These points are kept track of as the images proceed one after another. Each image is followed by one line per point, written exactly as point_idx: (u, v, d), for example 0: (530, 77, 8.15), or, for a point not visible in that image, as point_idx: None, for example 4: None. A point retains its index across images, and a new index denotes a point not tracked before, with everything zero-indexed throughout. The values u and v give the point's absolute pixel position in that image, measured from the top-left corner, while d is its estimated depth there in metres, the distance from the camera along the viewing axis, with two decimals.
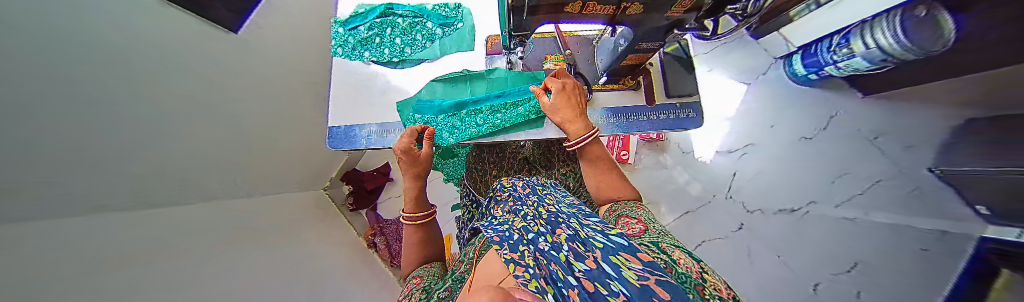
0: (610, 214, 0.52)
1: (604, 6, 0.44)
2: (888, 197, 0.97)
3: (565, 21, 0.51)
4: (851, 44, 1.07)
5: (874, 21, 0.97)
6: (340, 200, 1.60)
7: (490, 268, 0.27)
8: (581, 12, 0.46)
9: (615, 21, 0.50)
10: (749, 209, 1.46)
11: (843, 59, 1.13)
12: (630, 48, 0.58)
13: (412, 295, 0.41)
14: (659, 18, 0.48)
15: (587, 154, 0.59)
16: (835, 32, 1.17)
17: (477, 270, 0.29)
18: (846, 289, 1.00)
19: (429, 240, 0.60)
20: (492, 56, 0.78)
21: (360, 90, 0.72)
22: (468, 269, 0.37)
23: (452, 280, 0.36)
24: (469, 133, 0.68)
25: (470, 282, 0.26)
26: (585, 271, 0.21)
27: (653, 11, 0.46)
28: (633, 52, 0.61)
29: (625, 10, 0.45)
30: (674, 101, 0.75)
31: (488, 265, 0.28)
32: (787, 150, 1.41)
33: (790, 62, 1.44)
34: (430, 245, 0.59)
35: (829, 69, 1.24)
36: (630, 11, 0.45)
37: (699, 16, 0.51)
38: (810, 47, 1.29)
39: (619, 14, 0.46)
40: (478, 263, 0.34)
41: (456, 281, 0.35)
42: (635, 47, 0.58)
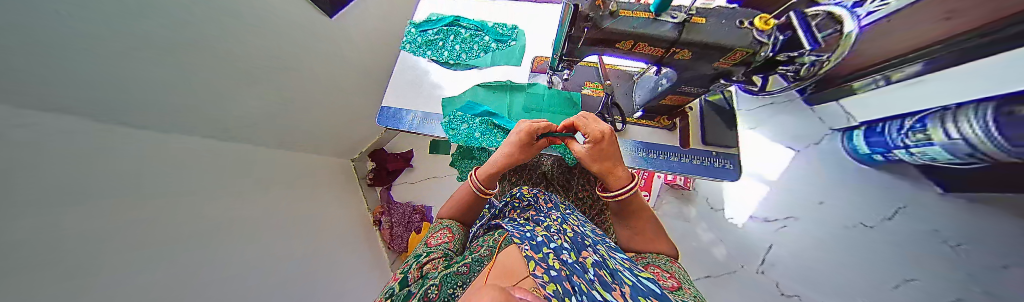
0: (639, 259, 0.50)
1: (653, 48, 0.47)
2: None
3: (612, 55, 0.54)
4: (928, 129, 0.96)
5: (961, 110, 0.86)
6: (362, 173, 1.71)
7: (511, 262, 0.29)
8: (630, 49, 0.49)
9: (662, 62, 0.52)
10: (785, 292, 1.25)
11: (916, 144, 1.01)
12: (670, 89, 0.58)
13: (432, 254, 0.41)
14: (703, 66, 0.50)
15: (631, 206, 0.55)
16: (910, 114, 1.06)
17: (496, 262, 0.31)
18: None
19: (469, 211, 0.60)
20: (536, 74, 0.84)
21: (416, 81, 0.81)
22: (489, 252, 0.37)
23: (472, 259, 0.37)
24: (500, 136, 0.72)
25: (488, 271, 0.29)
26: (613, 300, 0.21)
27: (703, 58, 0.47)
28: (673, 93, 0.61)
29: (674, 54, 0.47)
30: (710, 147, 0.73)
31: (508, 259, 0.30)
32: (837, 233, 1.25)
33: (851, 137, 1.31)
34: (469, 212, 0.60)
35: (899, 153, 1.10)
36: (679, 56, 0.48)
37: (746, 72, 0.52)
38: (876, 124, 1.17)
39: (667, 57, 0.49)
40: (499, 252, 0.35)
41: (476, 261, 0.35)
42: (676, 89, 0.59)
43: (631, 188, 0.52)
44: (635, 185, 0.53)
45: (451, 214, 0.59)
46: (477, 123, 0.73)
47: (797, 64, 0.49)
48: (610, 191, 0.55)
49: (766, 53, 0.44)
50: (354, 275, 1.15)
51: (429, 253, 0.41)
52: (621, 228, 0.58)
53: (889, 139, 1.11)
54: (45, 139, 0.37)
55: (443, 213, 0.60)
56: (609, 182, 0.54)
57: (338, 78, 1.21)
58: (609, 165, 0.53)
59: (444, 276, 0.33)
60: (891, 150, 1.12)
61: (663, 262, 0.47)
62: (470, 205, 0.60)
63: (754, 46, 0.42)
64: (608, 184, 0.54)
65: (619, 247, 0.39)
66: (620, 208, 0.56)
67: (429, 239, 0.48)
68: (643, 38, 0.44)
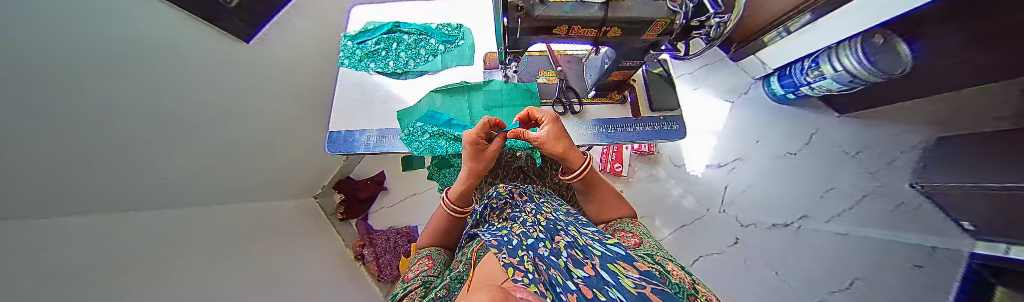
0: (608, 228, 0.54)
1: (588, 29, 0.49)
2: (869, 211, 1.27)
3: (555, 41, 0.56)
4: (821, 67, 1.15)
5: (841, 46, 1.06)
6: (330, 209, 1.58)
7: (488, 273, 0.28)
8: (568, 34, 0.51)
9: (598, 42, 0.55)
10: (744, 223, 1.45)
11: (815, 80, 1.21)
12: (614, 66, 0.63)
13: (412, 288, 0.39)
14: (636, 40, 0.54)
15: (588, 183, 0.57)
16: (805, 57, 1.27)
17: (475, 275, 0.29)
18: (833, 282, 1.19)
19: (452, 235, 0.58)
20: (490, 70, 0.84)
21: (364, 98, 0.75)
22: (465, 269, 0.37)
23: (449, 280, 0.37)
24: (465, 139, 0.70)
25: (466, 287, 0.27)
26: (585, 278, 0.23)
27: (632, 34, 0.51)
28: (618, 69, 0.66)
29: (607, 33, 0.51)
30: (658, 114, 0.80)
31: (483, 273, 0.29)
32: (775, 165, 1.48)
33: (768, 83, 1.53)
34: (449, 235, 0.58)
35: (804, 89, 1.33)
36: (611, 33, 0.51)
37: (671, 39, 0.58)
38: (786, 69, 1.38)
39: (602, 36, 0.52)
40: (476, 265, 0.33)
41: (453, 280, 0.36)
42: (619, 65, 0.63)
43: (586, 165, 0.55)
44: (588, 162, 0.55)
45: (430, 242, 0.57)
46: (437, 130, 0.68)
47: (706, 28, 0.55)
48: (571, 174, 0.56)
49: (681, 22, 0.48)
50: None
51: (411, 285, 0.40)
52: (588, 204, 0.60)
53: (796, 80, 1.33)
54: (59, 226, 0.35)
55: (421, 245, 0.57)
56: (568, 164, 0.55)
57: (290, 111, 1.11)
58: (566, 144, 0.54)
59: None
60: (799, 88, 1.35)
61: (627, 223, 0.51)
62: (448, 229, 0.57)
63: (669, 15, 0.46)
64: (568, 166, 0.55)
65: (589, 222, 0.41)
66: (580, 188, 0.58)
67: (410, 270, 0.47)
68: (576, 21, 0.46)
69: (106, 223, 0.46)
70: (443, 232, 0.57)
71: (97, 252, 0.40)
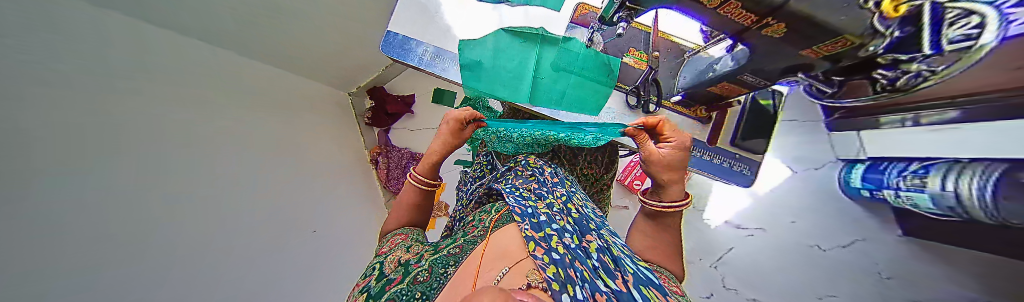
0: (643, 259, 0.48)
1: (747, 14, 0.53)
2: None
3: (691, 11, 0.59)
4: (928, 176, 0.96)
5: (968, 165, 0.85)
6: (360, 111, 1.64)
7: (505, 241, 0.29)
8: (717, 9, 0.55)
9: (744, 33, 0.59)
10: (727, 286, 1.46)
11: (910, 188, 1.02)
12: (734, 72, 0.69)
13: (414, 245, 0.42)
14: (779, 54, 0.59)
15: (664, 222, 0.51)
16: (919, 158, 1.03)
17: (492, 239, 0.31)
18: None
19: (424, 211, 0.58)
20: (576, 26, 0.77)
21: (431, 7, 0.70)
22: (482, 234, 0.36)
23: (463, 240, 0.37)
24: (522, 93, 0.65)
25: (483, 252, 0.28)
26: (614, 289, 0.23)
27: (796, 36, 0.52)
28: (730, 80, 0.72)
29: (766, 27, 0.53)
30: (735, 150, 0.88)
31: (504, 238, 0.30)
32: (790, 246, 1.39)
33: (849, 169, 1.32)
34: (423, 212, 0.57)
35: (887, 193, 1.13)
36: (770, 30, 0.54)
37: (834, 66, 0.60)
38: (881, 162, 1.17)
39: (754, 28, 0.56)
40: (493, 231, 0.35)
41: (469, 241, 0.35)
42: (737, 76, 0.70)
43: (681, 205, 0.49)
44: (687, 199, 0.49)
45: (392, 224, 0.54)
46: (496, 75, 0.64)
47: (899, 71, 0.53)
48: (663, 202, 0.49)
49: (874, 48, 0.49)
50: (337, 208, 1.19)
51: (391, 256, 0.39)
52: (643, 218, 0.54)
53: (884, 178, 1.13)
54: None
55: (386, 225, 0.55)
56: (665, 191, 0.49)
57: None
58: (673, 175, 0.47)
59: (437, 258, 0.33)
60: (881, 189, 1.15)
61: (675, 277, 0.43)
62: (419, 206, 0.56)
63: (859, 37, 0.46)
64: (664, 195, 0.49)
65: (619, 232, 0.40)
66: (647, 218, 0.53)
67: (383, 247, 0.46)
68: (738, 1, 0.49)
69: (30, 4, 0.41)
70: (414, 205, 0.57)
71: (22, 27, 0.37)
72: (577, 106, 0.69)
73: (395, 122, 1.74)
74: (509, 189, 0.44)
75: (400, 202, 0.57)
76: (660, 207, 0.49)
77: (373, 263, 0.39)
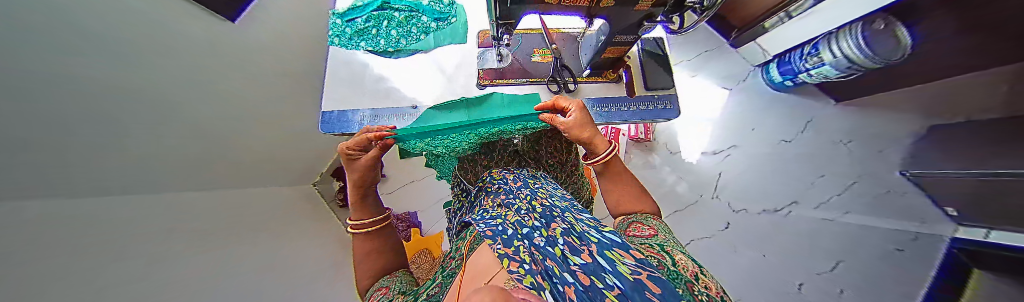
0: (623, 220, 0.52)
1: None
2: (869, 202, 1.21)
3: (553, 11, 0.64)
4: (819, 53, 1.15)
5: (840, 32, 1.06)
6: (329, 197, 1.51)
7: (481, 260, 0.30)
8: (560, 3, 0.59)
9: (593, 13, 0.61)
10: (735, 208, 1.48)
11: (813, 67, 1.21)
12: (609, 39, 0.68)
13: (397, 298, 0.41)
14: (627, 15, 0.61)
15: (609, 167, 0.57)
16: (805, 42, 1.24)
17: (469, 264, 0.32)
18: (820, 265, 1.21)
19: (395, 257, 0.56)
20: (485, 49, 0.88)
21: (356, 76, 0.77)
22: (459, 265, 0.38)
23: (443, 277, 0.39)
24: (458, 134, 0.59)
25: (461, 278, 0.28)
26: (581, 264, 0.26)
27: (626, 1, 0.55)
28: (612, 44, 0.71)
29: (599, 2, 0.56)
30: (653, 92, 0.87)
31: (478, 260, 0.31)
32: (766, 150, 1.50)
33: (767, 69, 1.50)
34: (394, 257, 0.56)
35: (801, 77, 1.32)
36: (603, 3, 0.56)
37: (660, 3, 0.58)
38: (785, 56, 1.35)
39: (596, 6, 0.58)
40: (469, 257, 0.36)
41: (447, 277, 0.37)
42: (613, 40, 0.68)
43: (609, 149, 0.55)
44: (611, 145, 0.56)
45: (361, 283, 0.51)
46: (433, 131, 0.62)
47: None
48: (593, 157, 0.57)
49: None
50: None
51: None
52: (601, 179, 0.60)
53: (794, 66, 1.30)
54: None
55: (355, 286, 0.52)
56: (593, 147, 0.56)
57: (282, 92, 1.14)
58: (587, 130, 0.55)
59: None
60: (797, 75, 1.32)
61: (646, 219, 0.50)
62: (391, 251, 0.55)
63: None
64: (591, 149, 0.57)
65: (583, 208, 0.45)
66: (603, 171, 0.58)
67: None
68: None
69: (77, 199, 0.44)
70: (387, 253, 0.56)
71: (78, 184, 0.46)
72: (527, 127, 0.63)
73: None
74: (479, 213, 0.45)
75: (359, 253, 0.55)
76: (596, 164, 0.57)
77: None
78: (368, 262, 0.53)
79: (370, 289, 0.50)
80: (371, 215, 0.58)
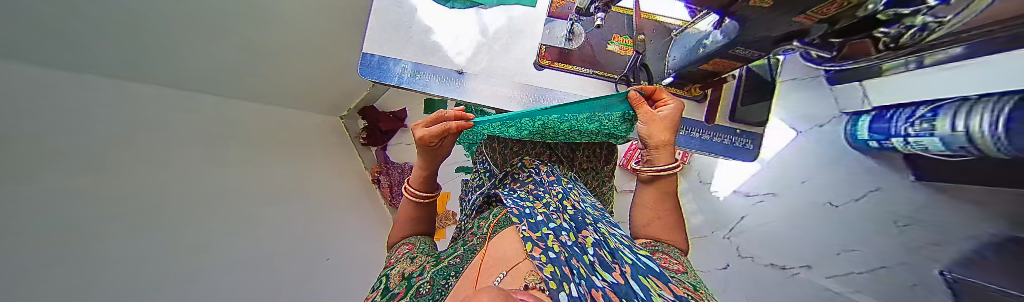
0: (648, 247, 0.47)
1: None
2: (889, 289, 0.98)
3: None
4: (937, 119, 0.88)
5: (976, 100, 0.78)
6: (354, 132, 1.67)
7: (506, 248, 0.31)
8: None
9: (733, 7, 0.51)
10: (742, 254, 1.52)
11: (918, 134, 0.95)
12: (724, 49, 0.62)
13: (416, 257, 0.42)
14: (770, 25, 0.51)
15: (656, 183, 0.51)
16: (925, 101, 0.98)
17: (492, 246, 0.33)
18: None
19: (429, 222, 0.57)
20: (554, 19, 0.84)
21: (404, 21, 0.77)
22: (480, 242, 0.38)
23: (464, 250, 0.39)
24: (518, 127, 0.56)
25: (483, 260, 0.31)
26: (612, 283, 0.23)
27: None
28: (722, 55, 0.65)
29: None
30: (737, 125, 0.85)
31: (505, 247, 0.31)
32: (803, 209, 1.35)
33: (856, 121, 1.24)
34: (424, 222, 0.56)
35: (898, 142, 1.04)
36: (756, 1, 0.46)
37: (827, 32, 0.56)
38: (888, 110, 1.09)
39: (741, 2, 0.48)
40: (493, 238, 0.36)
41: (468, 250, 0.38)
42: (730, 50, 0.62)
43: (673, 168, 0.47)
44: (677, 164, 0.48)
45: (395, 237, 0.54)
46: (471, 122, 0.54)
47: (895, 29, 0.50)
48: (651, 167, 0.49)
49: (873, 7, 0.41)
50: (349, 231, 1.21)
51: (399, 264, 0.40)
52: (644, 186, 0.54)
53: (894, 126, 1.04)
54: None
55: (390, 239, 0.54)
56: (656, 156, 0.48)
57: (321, 21, 1.10)
58: (665, 140, 0.47)
59: (437, 270, 0.35)
60: (891, 138, 1.06)
61: (675, 252, 0.45)
62: (421, 216, 0.56)
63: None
64: (653, 159, 0.49)
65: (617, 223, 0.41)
66: (646, 182, 0.53)
67: (391, 258, 0.46)
68: None
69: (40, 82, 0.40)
70: (419, 219, 0.56)
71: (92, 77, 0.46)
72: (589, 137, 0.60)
73: (391, 138, 1.74)
74: (507, 192, 0.45)
75: (399, 216, 0.56)
76: (649, 173, 0.49)
77: (381, 276, 0.39)
78: (402, 221, 0.55)
79: (399, 242, 0.52)
80: (431, 191, 0.56)
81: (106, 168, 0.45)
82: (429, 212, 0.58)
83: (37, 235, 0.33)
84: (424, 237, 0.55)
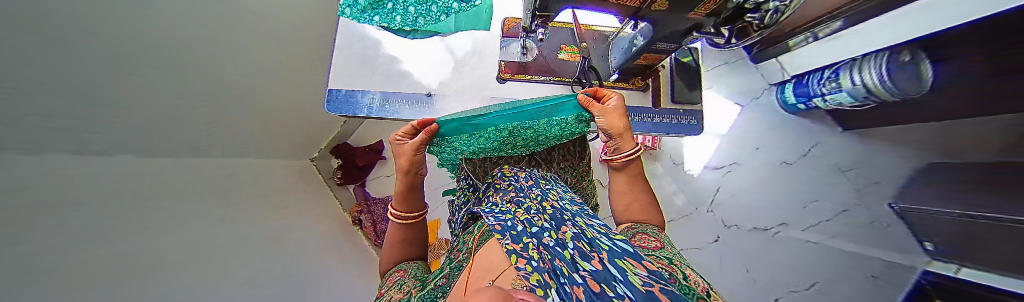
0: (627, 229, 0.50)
1: None
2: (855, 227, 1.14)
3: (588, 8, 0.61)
4: (839, 78, 1.09)
5: (864, 59, 0.99)
6: (327, 173, 1.56)
7: (492, 258, 0.31)
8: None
9: (639, 14, 0.61)
10: (727, 224, 1.55)
11: (830, 92, 1.16)
12: (647, 46, 0.71)
13: (406, 283, 0.41)
14: (675, 22, 0.63)
15: (625, 170, 0.55)
16: (825, 66, 1.21)
17: (478, 260, 0.33)
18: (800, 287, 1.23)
19: (420, 243, 0.56)
20: (509, 38, 0.92)
21: (369, 54, 0.80)
22: (467, 258, 0.38)
23: (450, 268, 0.38)
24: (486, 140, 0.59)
25: (469, 274, 0.30)
26: (591, 271, 0.24)
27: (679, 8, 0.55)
28: (649, 51, 0.74)
29: (651, 5, 0.55)
30: (679, 106, 0.96)
31: (491, 257, 0.31)
32: (764, 173, 1.50)
33: (782, 89, 1.47)
34: (413, 243, 0.55)
35: (816, 101, 1.27)
36: (655, 6, 0.56)
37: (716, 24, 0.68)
38: (802, 77, 1.32)
39: (644, 9, 0.58)
40: (478, 252, 0.36)
41: (453, 268, 0.38)
42: (652, 47, 0.71)
43: (634, 151, 0.52)
44: (637, 147, 0.53)
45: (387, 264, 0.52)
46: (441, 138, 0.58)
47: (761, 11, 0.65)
48: (617, 155, 0.54)
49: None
50: (340, 277, 1.11)
51: (387, 297, 0.39)
52: (615, 174, 0.58)
53: (810, 89, 1.27)
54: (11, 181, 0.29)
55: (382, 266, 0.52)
56: (619, 144, 0.53)
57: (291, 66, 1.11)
58: (620, 127, 0.52)
59: (422, 295, 0.33)
60: (811, 99, 1.29)
61: (651, 230, 0.48)
62: (412, 237, 0.55)
63: None
64: (617, 148, 0.53)
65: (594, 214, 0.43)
66: (618, 170, 0.56)
67: (383, 288, 0.44)
68: None
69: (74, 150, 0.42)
70: (409, 241, 0.54)
71: (88, 146, 0.46)
72: (555, 138, 0.63)
73: (369, 172, 1.67)
74: (488, 206, 0.44)
75: (388, 240, 0.54)
76: (618, 161, 0.54)
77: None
78: (393, 246, 0.53)
79: (392, 269, 0.51)
80: (418, 208, 0.54)
81: (114, 233, 0.44)
82: (419, 233, 0.56)
83: (69, 278, 0.34)
84: (416, 260, 0.53)
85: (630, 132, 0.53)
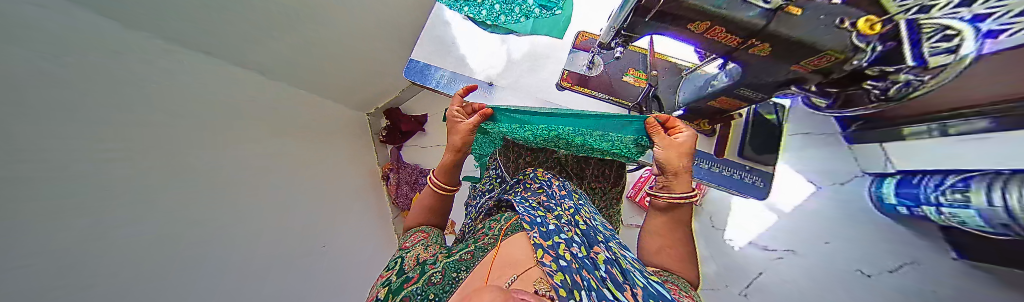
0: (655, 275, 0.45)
1: (730, 35, 0.56)
2: None
3: (681, 35, 0.62)
4: (969, 189, 0.81)
5: (1014, 173, 0.69)
6: (376, 129, 1.76)
7: (518, 251, 0.32)
8: (703, 33, 0.58)
9: (732, 53, 0.62)
10: None
11: (951, 204, 0.86)
12: (732, 88, 0.72)
13: (429, 245, 0.44)
14: (771, 72, 0.63)
15: (670, 211, 0.51)
16: (955, 170, 0.91)
17: (502, 248, 0.34)
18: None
19: (444, 214, 0.59)
20: (578, 50, 0.97)
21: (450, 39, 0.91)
22: (492, 241, 0.39)
23: (474, 247, 0.39)
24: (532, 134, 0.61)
25: (493, 259, 0.31)
26: (624, 300, 0.23)
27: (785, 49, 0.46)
28: (731, 93, 0.76)
29: (751, 47, 0.57)
30: (744, 161, 0.95)
31: (518, 250, 0.32)
32: (829, 273, 1.23)
33: (880, 182, 1.19)
34: (436, 214, 0.57)
35: (928, 210, 0.97)
36: (755, 49, 0.58)
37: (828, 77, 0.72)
38: (914, 175, 1.03)
39: (742, 49, 0.59)
40: (502, 241, 0.37)
41: (479, 248, 0.38)
42: (737, 89, 0.73)
43: (688, 197, 0.48)
44: (692, 193, 0.49)
45: (411, 222, 0.56)
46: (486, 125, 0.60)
47: (895, 74, 0.66)
48: (667, 194, 0.50)
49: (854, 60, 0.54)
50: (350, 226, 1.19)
51: (415, 249, 0.42)
52: (656, 213, 0.54)
53: (922, 193, 0.98)
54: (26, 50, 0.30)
55: (404, 223, 0.56)
56: (673, 183, 0.49)
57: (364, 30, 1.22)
58: (682, 166, 0.48)
59: (449, 260, 0.36)
60: (920, 205, 1.00)
61: (685, 287, 0.42)
62: (437, 208, 0.57)
63: (842, 52, 0.50)
64: (669, 186, 0.50)
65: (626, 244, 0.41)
66: (658, 208, 0.53)
67: (405, 242, 0.47)
68: (724, 23, 0.52)
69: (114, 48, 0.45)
70: (432, 211, 0.57)
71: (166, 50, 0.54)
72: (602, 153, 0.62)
73: (408, 139, 1.81)
74: (518, 199, 0.46)
75: (418, 202, 0.58)
76: (666, 200, 0.50)
77: (396, 256, 0.41)
78: (422, 210, 0.56)
79: (411, 229, 0.54)
80: (454, 184, 0.58)
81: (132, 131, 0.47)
82: (446, 206, 0.59)
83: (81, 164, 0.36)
84: (434, 227, 0.55)
85: (688, 174, 0.50)
